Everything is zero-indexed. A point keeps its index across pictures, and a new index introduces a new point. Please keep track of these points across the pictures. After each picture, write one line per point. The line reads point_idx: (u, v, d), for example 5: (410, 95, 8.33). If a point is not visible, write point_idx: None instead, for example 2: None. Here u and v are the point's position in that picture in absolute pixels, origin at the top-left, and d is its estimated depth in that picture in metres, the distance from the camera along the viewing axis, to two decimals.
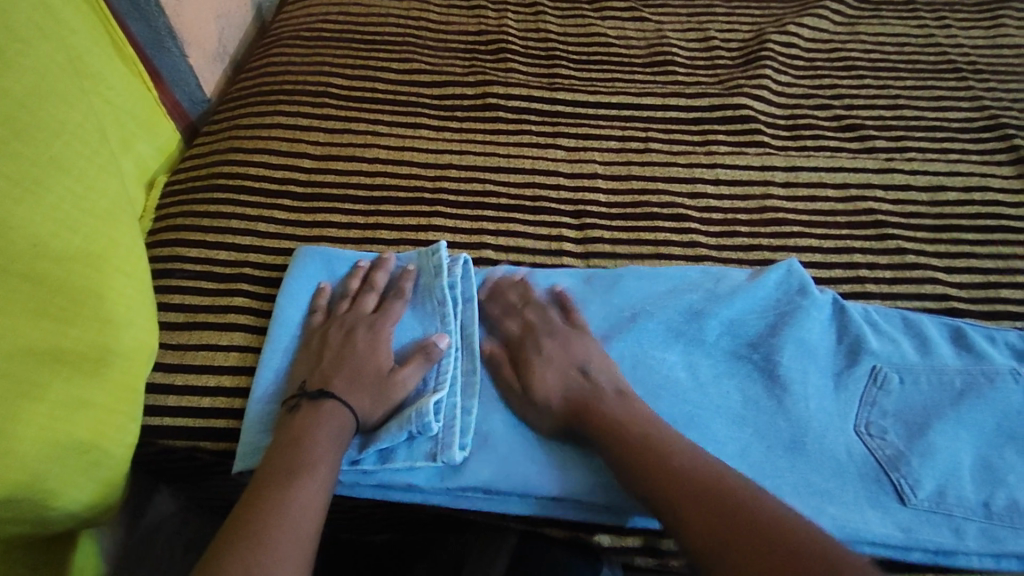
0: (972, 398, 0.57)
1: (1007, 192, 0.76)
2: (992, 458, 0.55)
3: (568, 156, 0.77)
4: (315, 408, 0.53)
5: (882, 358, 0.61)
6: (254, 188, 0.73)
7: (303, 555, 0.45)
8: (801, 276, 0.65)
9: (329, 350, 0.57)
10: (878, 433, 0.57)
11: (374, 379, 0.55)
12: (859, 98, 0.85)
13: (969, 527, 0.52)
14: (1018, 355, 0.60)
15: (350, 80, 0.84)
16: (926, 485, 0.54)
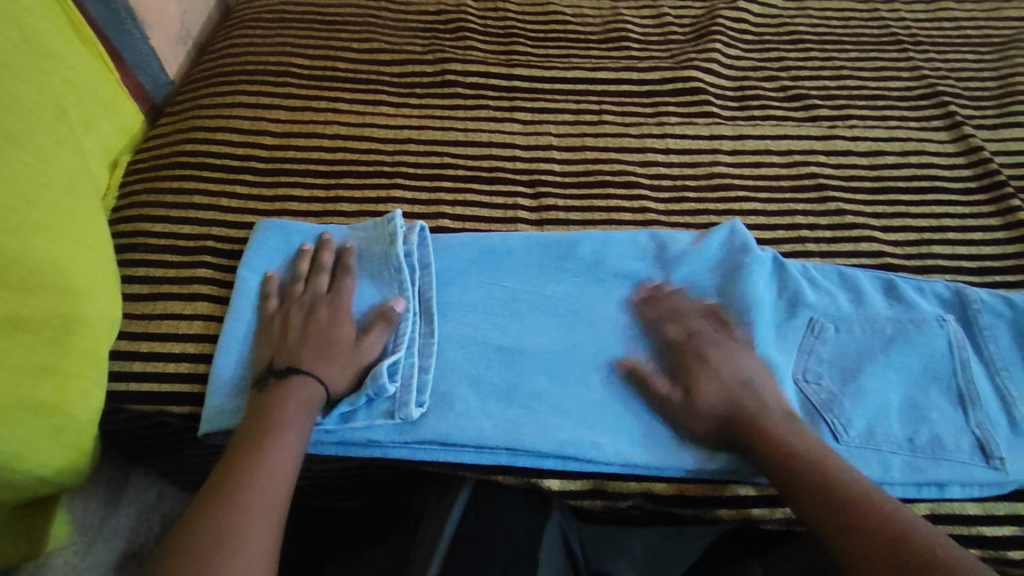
0: (902, 343, 0.61)
1: (942, 155, 0.80)
2: (918, 398, 0.59)
3: (524, 129, 0.80)
4: (285, 382, 0.55)
5: (819, 311, 0.63)
6: (217, 165, 0.74)
7: (271, 519, 0.48)
8: (744, 237, 0.68)
9: (292, 330, 0.58)
10: (814, 379, 0.60)
11: (341, 350, 0.57)
12: (805, 69, 0.88)
13: (895, 460, 0.56)
14: (945, 303, 0.64)
15: (311, 60, 0.86)
16: (857, 424, 0.57)
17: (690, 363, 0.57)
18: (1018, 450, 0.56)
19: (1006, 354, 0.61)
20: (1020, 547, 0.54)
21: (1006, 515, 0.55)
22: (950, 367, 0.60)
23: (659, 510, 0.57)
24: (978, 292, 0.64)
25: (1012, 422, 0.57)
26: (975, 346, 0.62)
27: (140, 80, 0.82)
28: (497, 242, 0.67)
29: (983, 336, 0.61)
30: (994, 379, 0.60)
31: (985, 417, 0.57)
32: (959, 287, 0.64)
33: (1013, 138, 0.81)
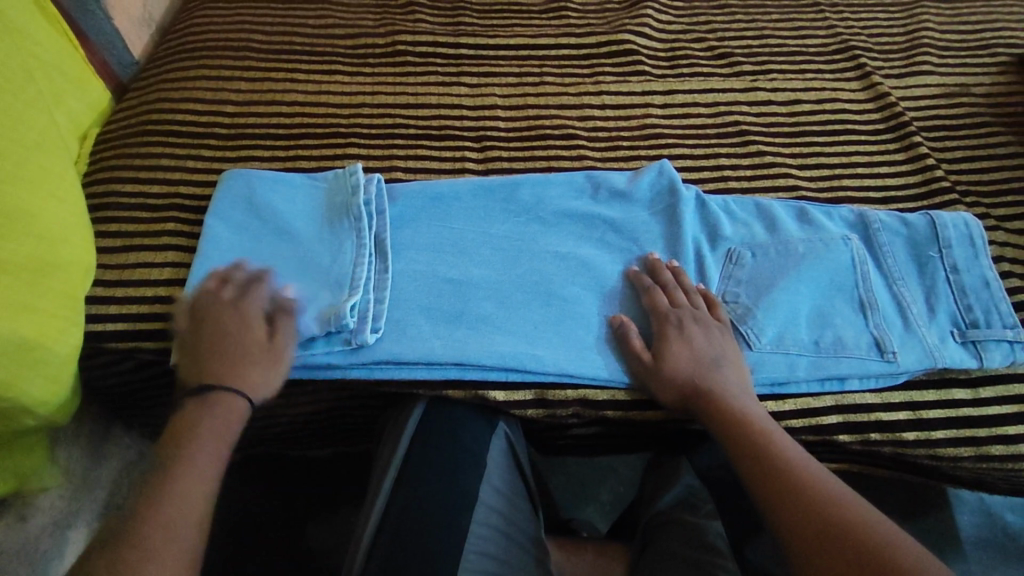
0: (811, 261, 0.67)
1: (854, 102, 0.87)
2: (824, 307, 0.65)
3: (471, 92, 0.86)
4: (206, 403, 0.57)
5: (736, 241, 0.70)
6: (182, 131, 0.79)
7: (199, 489, 0.53)
8: (671, 175, 0.74)
9: (199, 339, 0.60)
10: (732, 298, 0.66)
11: (254, 353, 0.59)
12: (731, 31, 0.95)
13: (801, 361, 0.62)
14: (850, 226, 0.71)
15: (269, 36, 0.91)
16: (768, 332, 0.63)
17: (669, 331, 0.61)
18: (910, 345, 0.63)
19: (903, 266, 0.67)
20: (912, 428, 0.61)
21: (901, 402, 0.62)
22: (853, 280, 0.66)
23: (596, 415, 0.63)
24: (879, 214, 0.70)
25: (905, 322, 0.64)
26: (877, 261, 0.68)
27: (105, 59, 0.87)
28: (446, 189, 0.73)
29: (882, 252, 0.68)
30: (892, 288, 0.66)
31: (882, 320, 0.64)
32: (863, 211, 0.71)
33: (917, 85, 0.89)
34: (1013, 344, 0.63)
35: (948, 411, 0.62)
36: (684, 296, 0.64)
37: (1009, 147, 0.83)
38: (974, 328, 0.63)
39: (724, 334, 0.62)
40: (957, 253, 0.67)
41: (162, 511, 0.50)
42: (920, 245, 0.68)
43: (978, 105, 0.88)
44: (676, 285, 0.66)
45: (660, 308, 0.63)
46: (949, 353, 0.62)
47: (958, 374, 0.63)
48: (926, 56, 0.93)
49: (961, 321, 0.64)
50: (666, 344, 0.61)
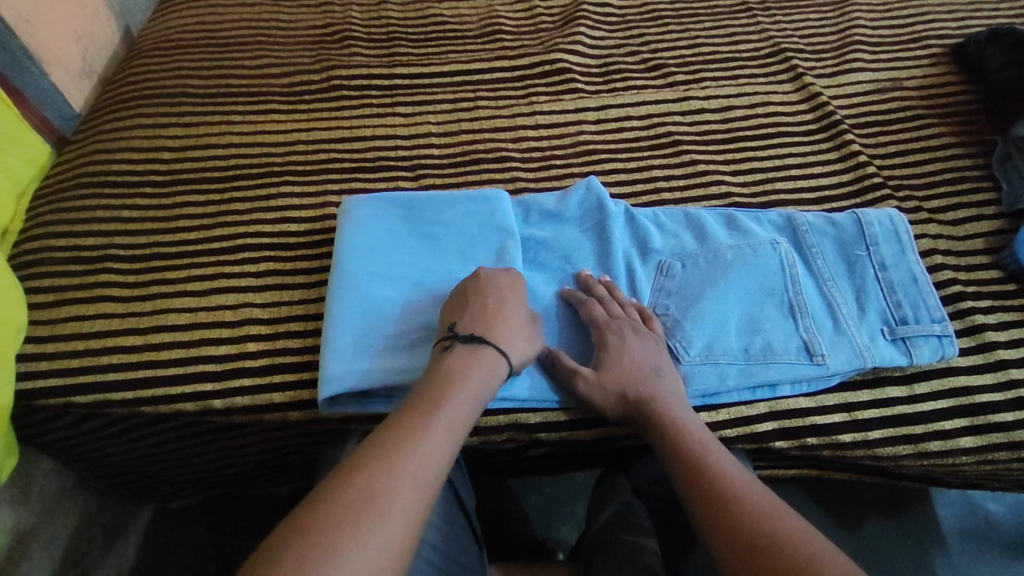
0: (738, 268, 0.67)
1: (786, 103, 0.88)
2: (755, 313, 0.65)
3: (406, 121, 0.87)
4: (476, 362, 0.55)
5: (666, 253, 0.70)
6: (118, 181, 0.80)
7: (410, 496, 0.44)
8: (598, 191, 0.74)
9: (498, 303, 0.60)
10: (662, 311, 0.66)
11: (524, 321, 0.60)
12: (663, 42, 0.96)
13: (732, 370, 0.62)
14: (779, 228, 0.71)
15: (207, 80, 0.92)
16: (697, 342, 0.63)
17: (604, 343, 0.61)
18: (839, 346, 0.62)
19: (831, 266, 0.68)
20: (849, 430, 0.61)
21: (835, 404, 0.62)
22: (782, 283, 0.66)
23: (531, 438, 0.63)
24: (806, 216, 0.71)
25: (835, 323, 0.64)
26: (806, 263, 0.68)
27: (44, 114, 0.88)
28: (395, 195, 0.73)
29: (811, 253, 0.68)
30: (822, 289, 0.66)
31: (811, 322, 0.64)
32: (790, 213, 0.71)
33: (849, 83, 0.90)
34: (942, 338, 0.63)
35: (883, 410, 0.62)
36: (619, 309, 0.64)
37: (942, 138, 0.83)
38: (903, 325, 0.63)
39: (658, 347, 0.61)
40: (884, 250, 0.67)
41: (377, 500, 0.43)
42: (849, 244, 0.68)
43: (910, 98, 0.88)
44: (611, 298, 0.65)
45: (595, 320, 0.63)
46: (878, 351, 0.62)
47: (891, 372, 0.63)
48: (857, 53, 0.94)
49: (891, 318, 0.64)
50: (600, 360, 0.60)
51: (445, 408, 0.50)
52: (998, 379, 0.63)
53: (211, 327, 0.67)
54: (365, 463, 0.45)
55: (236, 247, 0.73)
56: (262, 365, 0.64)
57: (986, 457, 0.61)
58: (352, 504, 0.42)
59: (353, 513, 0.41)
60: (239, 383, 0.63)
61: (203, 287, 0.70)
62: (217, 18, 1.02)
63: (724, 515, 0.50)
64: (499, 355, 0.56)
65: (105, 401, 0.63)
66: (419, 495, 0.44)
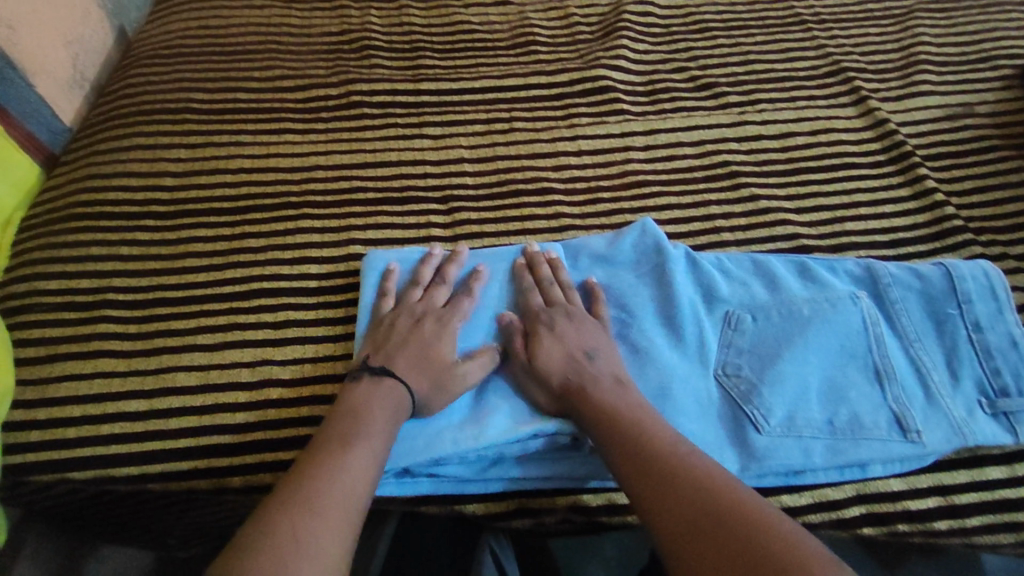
0: (818, 326, 0.60)
1: (850, 130, 0.80)
2: (838, 378, 0.58)
3: (434, 144, 0.79)
4: (376, 389, 0.53)
5: (734, 303, 0.63)
6: (115, 211, 0.71)
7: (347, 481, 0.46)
8: (655, 234, 0.67)
9: (418, 335, 0.57)
10: (733, 371, 0.59)
11: (445, 346, 0.57)
12: (712, 57, 0.89)
13: (817, 446, 0.55)
14: (857, 280, 0.64)
15: (212, 93, 0.84)
16: (777, 412, 0.57)
17: (540, 323, 0.59)
18: (935, 420, 0.56)
19: (919, 324, 0.61)
20: (944, 517, 0.54)
21: (929, 487, 0.56)
22: (868, 344, 0.60)
23: (587, 520, 0.57)
24: (888, 266, 0.64)
25: (928, 392, 0.57)
26: (890, 320, 0.61)
27: (32, 131, 0.79)
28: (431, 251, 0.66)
29: (897, 310, 0.61)
30: (910, 351, 0.60)
31: (903, 391, 0.57)
32: (869, 262, 0.64)
33: (917, 107, 0.83)
34: None
35: (982, 494, 0.55)
36: (558, 293, 0.61)
37: (1021, 173, 0.77)
38: (1004, 396, 0.57)
39: (599, 329, 0.59)
40: (979, 308, 0.60)
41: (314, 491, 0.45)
42: (938, 299, 0.61)
43: (983, 126, 0.81)
44: (553, 281, 0.63)
45: (532, 303, 0.61)
46: (979, 427, 0.56)
47: (990, 450, 0.57)
48: (924, 74, 0.86)
49: (989, 388, 0.58)
50: (539, 340, 0.57)
51: (372, 419, 0.51)
52: None
53: (225, 390, 0.59)
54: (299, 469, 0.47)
55: (251, 292, 0.66)
56: (284, 437, 0.57)
57: None
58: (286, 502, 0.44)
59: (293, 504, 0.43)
60: (259, 457, 0.56)
61: (216, 340, 0.62)
62: (222, 22, 0.93)
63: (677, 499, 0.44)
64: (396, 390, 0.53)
65: (106, 477, 0.55)
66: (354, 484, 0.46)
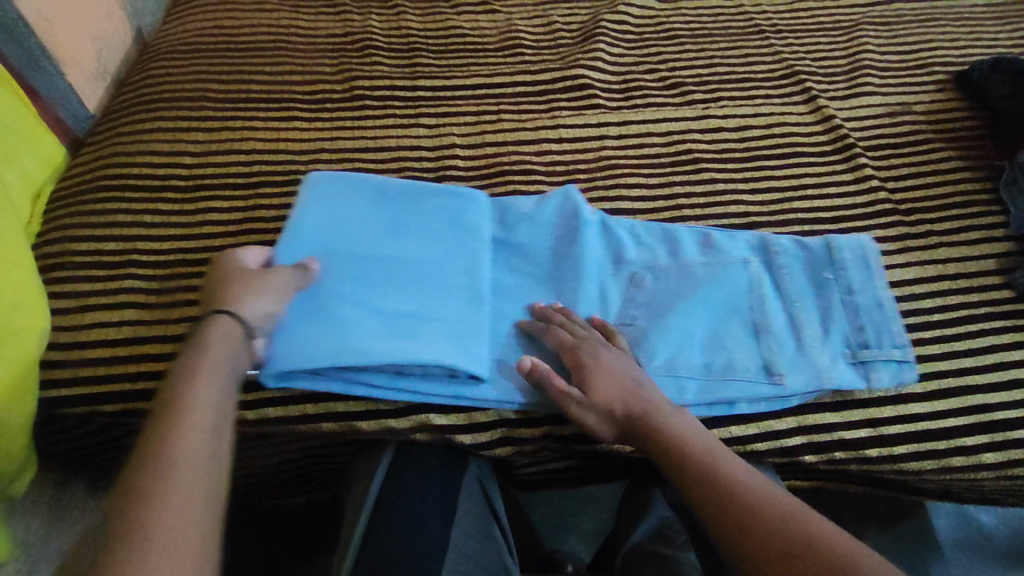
0: (709, 284, 0.69)
1: (801, 124, 0.90)
2: (719, 330, 0.67)
3: (430, 132, 0.87)
4: (200, 344, 0.52)
5: (640, 264, 0.71)
6: (138, 185, 0.79)
7: (190, 447, 0.45)
8: (576, 202, 0.75)
9: (219, 285, 0.58)
10: (629, 322, 0.67)
11: (242, 276, 0.58)
12: (680, 60, 0.98)
13: (691, 385, 0.63)
14: (753, 249, 0.73)
15: (226, 84, 0.92)
16: (662, 355, 0.64)
17: (582, 360, 0.60)
18: (799, 367, 0.64)
19: (801, 288, 0.70)
20: (874, 445, 0.62)
21: (862, 419, 0.63)
22: (749, 304, 0.68)
23: (562, 450, 0.64)
24: (781, 238, 0.73)
25: (799, 344, 0.66)
26: (775, 282, 0.70)
27: (59, 115, 0.86)
28: (376, 185, 0.72)
29: (782, 274, 0.70)
30: (790, 310, 0.68)
31: (775, 342, 0.66)
32: (765, 235, 0.74)
33: (861, 106, 0.93)
34: (902, 363, 0.65)
35: (908, 426, 0.63)
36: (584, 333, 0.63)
37: (951, 162, 0.86)
38: (864, 349, 0.66)
39: (627, 362, 0.61)
40: (854, 275, 0.70)
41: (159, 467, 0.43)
42: (819, 267, 0.71)
43: (919, 122, 0.91)
44: (572, 322, 0.64)
45: (561, 340, 0.62)
46: (840, 374, 0.64)
47: (914, 388, 0.65)
48: (868, 77, 0.97)
49: (854, 342, 0.67)
50: (589, 381, 0.59)
51: (195, 393, 0.48)
52: (1015, 397, 0.65)
53: None
54: (142, 446, 0.45)
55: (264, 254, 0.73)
56: None
57: (1005, 473, 0.62)
58: (134, 484, 0.43)
59: (138, 488, 0.42)
60: (270, 393, 0.62)
61: None
62: (235, 23, 1.02)
63: (736, 521, 0.49)
64: (219, 323, 0.54)
65: (133, 409, 0.61)
66: (199, 450, 0.45)
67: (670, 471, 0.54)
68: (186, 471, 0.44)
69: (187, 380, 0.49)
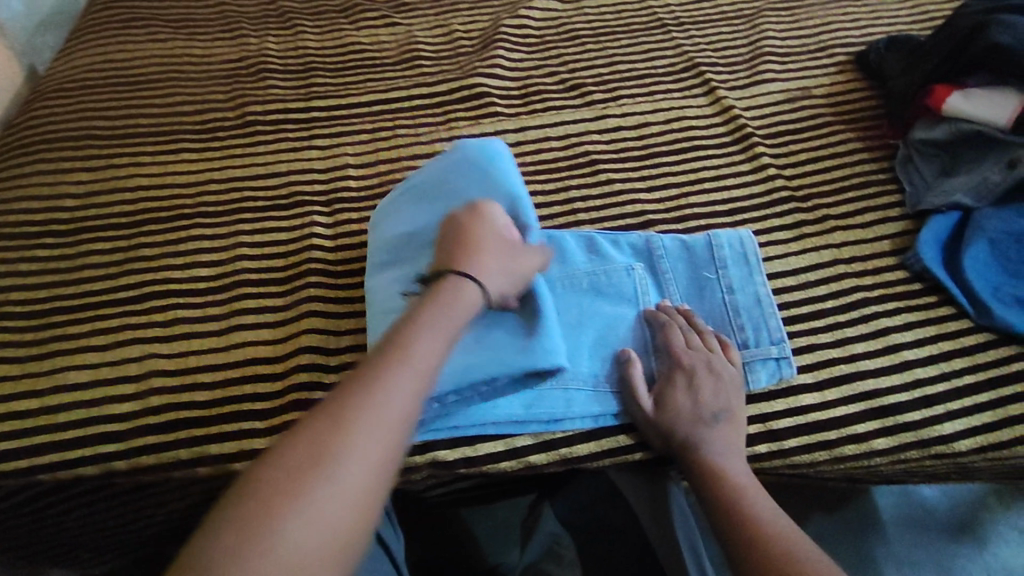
0: (592, 295, 0.68)
1: (700, 117, 0.90)
2: (603, 338, 0.66)
3: (323, 154, 0.86)
4: (437, 306, 0.52)
5: None
6: (14, 233, 0.76)
7: (377, 428, 0.43)
8: None
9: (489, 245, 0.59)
10: None
11: (502, 249, 0.60)
12: (581, 61, 0.98)
13: (578, 396, 0.62)
14: (637, 252, 0.72)
15: (114, 120, 0.89)
16: None
17: (683, 362, 0.61)
18: None
19: (684, 291, 0.70)
20: (764, 441, 0.62)
21: (751, 416, 0.63)
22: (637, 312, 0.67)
23: (450, 473, 0.61)
24: (663, 240, 0.72)
25: None
26: (659, 288, 0.70)
27: None
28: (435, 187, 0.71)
29: (665, 279, 0.70)
30: None
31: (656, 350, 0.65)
32: (649, 236, 0.73)
33: (761, 94, 0.93)
34: (780, 361, 0.65)
35: (798, 418, 0.63)
36: (699, 339, 0.64)
37: (849, 144, 0.86)
38: (743, 349, 0.65)
39: (730, 384, 0.61)
40: (733, 274, 0.70)
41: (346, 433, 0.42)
42: (699, 267, 0.71)
43: (818, 106, 0.91)
44: (690, 328, 0.65)
45: (675, 340, 0.63)
46: None
47: (803, 380, 0.65)
48: (768, 64, 0.96)
49: (735, 341, 0.66)
50: (670, 391, 0.60)
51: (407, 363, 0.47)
52: (905, 380, 0.65)
53: (114, 384, 0.63)
54: (340, 398, 0.44)
55: (144, 295, 0.71)
56: (163, 421, 0.61)
57: (898, 457, 0.62)
58: (310, 442, 0.41)
59: (319, 446, 0.41)
60: (140, 442, 0.60)
61: (108, 340, 0.67)
62: (127, 56, 0.99)
63: (754, 540, 0.51)
64: (463, 286, 0.54)
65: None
66: (385, 430, 0.43)
67: (703, 486, 0.56)
68: (366, 449, 0.42)
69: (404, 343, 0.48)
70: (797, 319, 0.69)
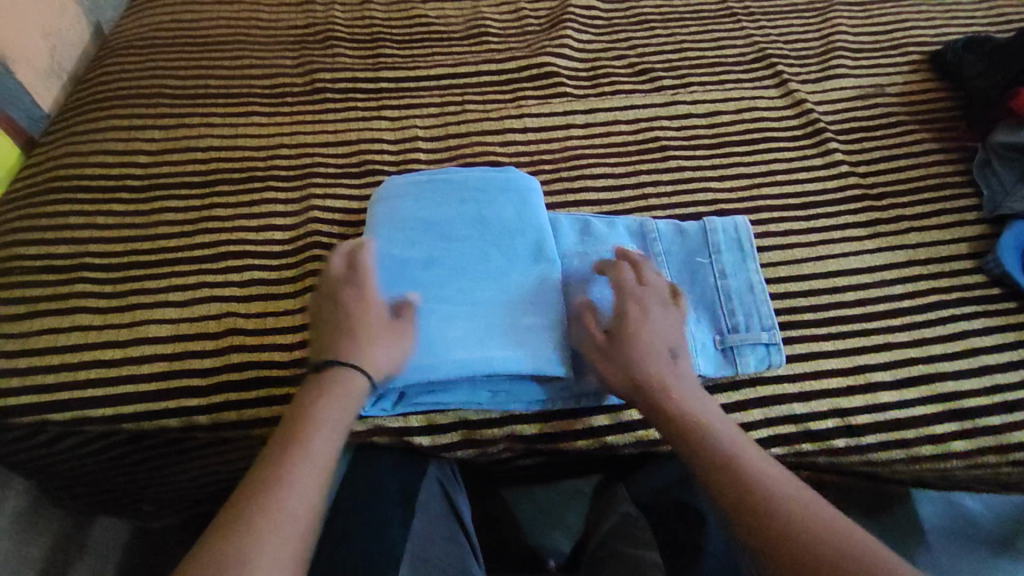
0: None
1: (772, 109, 0.89)
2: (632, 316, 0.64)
3: (392, 125, 0.85)
4: (325, 389, 0.53)
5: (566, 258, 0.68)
6: (90, 186, 0.77)
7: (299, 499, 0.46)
8: (447, 184, 0.70)
9: (331, 325, 0.57)
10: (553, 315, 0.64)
11: (348, 325, 0.56)
12: (650, 46, 0.96)
13: None
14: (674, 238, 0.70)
15: (184, 80, 0.89)
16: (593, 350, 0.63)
17: (626, 317, 0.57)
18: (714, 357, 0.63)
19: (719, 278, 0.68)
20: (843, 435, 0.61)
21: (829, 409, 0.62)
22: None
23: (526, 448, 0.62)
24: (698, 228, 0.71)
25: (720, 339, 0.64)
26: (694, 272, 0.68)
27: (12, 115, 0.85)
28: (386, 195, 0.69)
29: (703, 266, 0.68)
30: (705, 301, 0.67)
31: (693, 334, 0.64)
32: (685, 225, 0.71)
33: (834, 89, 0.91)
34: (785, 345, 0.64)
35: (875, 415, 0.62)
36: (638, 281, 0.60)
37: (924, 144, 0.85)
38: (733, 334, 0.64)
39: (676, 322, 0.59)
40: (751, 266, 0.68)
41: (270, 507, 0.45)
42: (724, 251, 0.69)
43: (892, 104, 0.90)
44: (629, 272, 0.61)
45: (619, 285, 0.60)
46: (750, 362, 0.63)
47: (880, 375, 0.64)
48: (840, 59, 0.95)
49: (757, 326, 0.65)
50: (625, 335, 0.57)
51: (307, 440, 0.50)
52: (984, 383, 0.64)
53: (194, 340, 0.64)
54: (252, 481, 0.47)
55: (220, 254, 0.71)
56: (244, 379, 0.61)
57: (976, 461, 0.62)
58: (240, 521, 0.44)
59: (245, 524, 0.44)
60: (223, 398, 0.60)
61: (186, 296, 0.67)
62: (194, 16, 0.99)
63: (734, 491, 0.48)
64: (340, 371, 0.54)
65: (83, 418, 0.60)
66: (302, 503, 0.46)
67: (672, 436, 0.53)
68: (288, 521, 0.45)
69: (300, 421, 0.51)
70: (873, 316, 0.69)
